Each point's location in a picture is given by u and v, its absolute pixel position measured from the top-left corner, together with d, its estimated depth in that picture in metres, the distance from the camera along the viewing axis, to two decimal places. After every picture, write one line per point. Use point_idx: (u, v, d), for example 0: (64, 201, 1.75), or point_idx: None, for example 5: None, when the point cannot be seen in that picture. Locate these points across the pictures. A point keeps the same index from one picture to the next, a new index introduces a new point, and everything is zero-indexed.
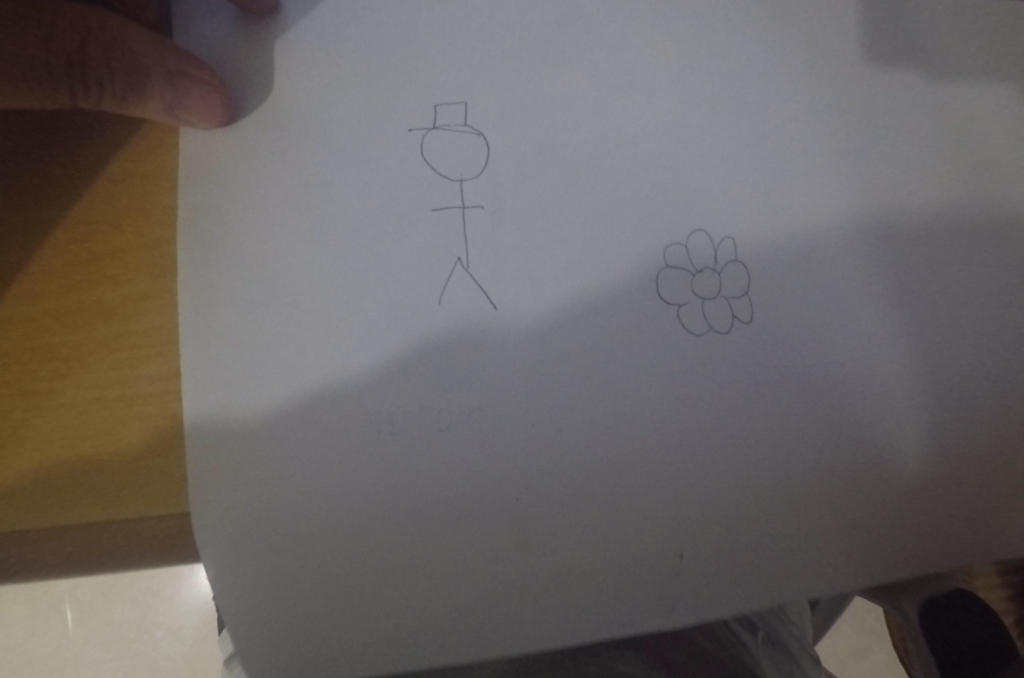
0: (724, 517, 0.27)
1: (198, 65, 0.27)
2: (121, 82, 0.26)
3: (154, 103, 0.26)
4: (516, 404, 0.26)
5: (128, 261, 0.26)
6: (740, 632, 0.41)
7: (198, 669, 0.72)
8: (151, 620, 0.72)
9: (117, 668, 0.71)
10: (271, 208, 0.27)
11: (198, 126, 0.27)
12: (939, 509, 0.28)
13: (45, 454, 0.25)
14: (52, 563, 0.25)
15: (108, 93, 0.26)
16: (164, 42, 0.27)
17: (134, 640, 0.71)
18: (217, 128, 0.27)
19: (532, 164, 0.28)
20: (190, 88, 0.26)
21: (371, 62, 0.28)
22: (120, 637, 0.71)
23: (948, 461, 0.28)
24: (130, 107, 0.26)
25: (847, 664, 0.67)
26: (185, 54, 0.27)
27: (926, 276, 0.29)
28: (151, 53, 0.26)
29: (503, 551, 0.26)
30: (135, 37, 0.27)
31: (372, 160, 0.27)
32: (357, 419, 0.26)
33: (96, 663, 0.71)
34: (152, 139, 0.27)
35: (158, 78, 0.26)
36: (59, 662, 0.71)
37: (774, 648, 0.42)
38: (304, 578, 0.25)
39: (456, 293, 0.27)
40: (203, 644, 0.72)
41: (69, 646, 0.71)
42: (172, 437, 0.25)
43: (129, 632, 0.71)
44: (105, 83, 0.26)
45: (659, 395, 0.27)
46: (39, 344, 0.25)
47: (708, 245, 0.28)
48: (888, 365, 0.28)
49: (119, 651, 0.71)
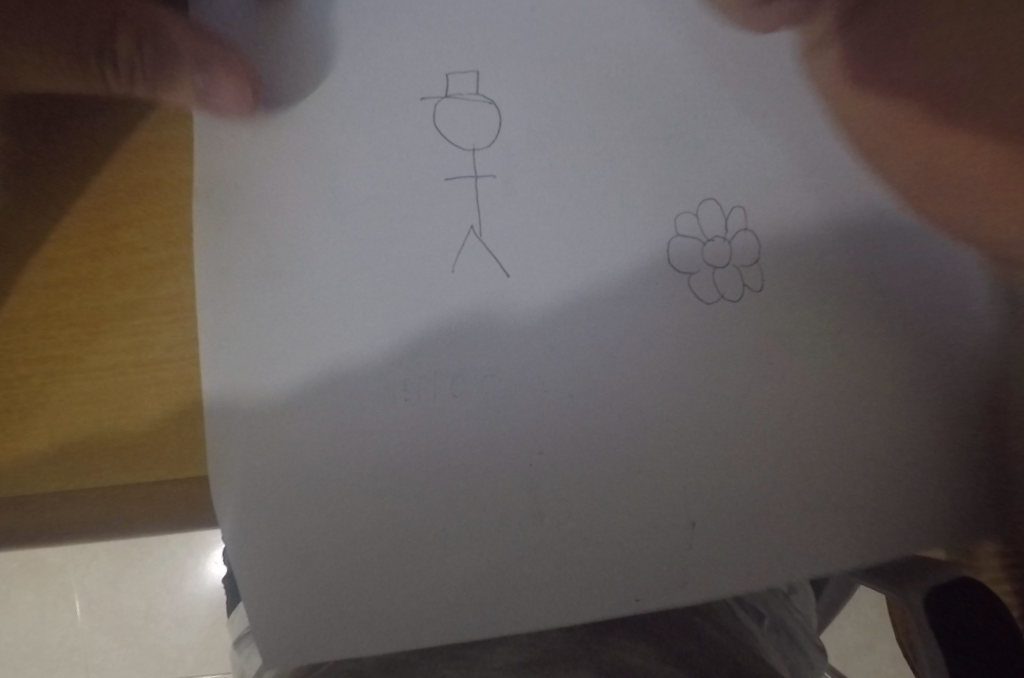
0: (734, 485, 0.27)
1: (230, 54, 0.28)
2: (156, 68, 0.26)
3: (187, 89, 0.27)
4: (528, 371, 0.26)
5: (145, 230, 0.26)
6: (745, 616, 0.41)
7: (206, 657, 0.72)
8: (157, 609, 0.72)
9: (125, 656, 0.72)
10: (285, 177, 0.27)
11: (226, 114, 0.27)
12: (944, 476, 0.28)
13: (64, 419, 0.25)
14: (74, 527, 0.25)
15: (141, 78, 0.27)
16: (198, 30, 0.28)
17: (142, 628, 0.72)
18: (247, 114, 0.27)
19: (544, 135, 0.28)
20: (222, 75, 0.27)
21: (384, 32, 0.28)
22: (127, 624, 0.72)
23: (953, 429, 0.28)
24: (162, 91, 0.27)
25: (849, 657, 0.68)
26: (219, 46, 0.28)
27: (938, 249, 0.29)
28: (186, 40, 0.27)
29: (515, 518, 0.26)
30: (172, 26, 0.27)
31: (385, 130, 0.27)
32: (372, 385, 0.26)
33: (104, 651, 0.72)
34: (171, 114, 0.27)
35: (192, 65, 0.27)
36: (67, 650, 0.72)
37: (779, 635, 0.43)
38: (318, 543, 0.26)
39: (469, 262, 0.27)
40: (209, 632, 0.73)
41: (77, 634, 0.72)
42: (190, 403, 0.26)
43: (136, 620, 0.72)
44: (138, 67, 0.26)
45: (670, 362, 0.27)
46: (57, 312, 0.26)
47: (718, 215, 0.28)
48: (895, 334, 0.28)
49: (126, 639, 0.72)
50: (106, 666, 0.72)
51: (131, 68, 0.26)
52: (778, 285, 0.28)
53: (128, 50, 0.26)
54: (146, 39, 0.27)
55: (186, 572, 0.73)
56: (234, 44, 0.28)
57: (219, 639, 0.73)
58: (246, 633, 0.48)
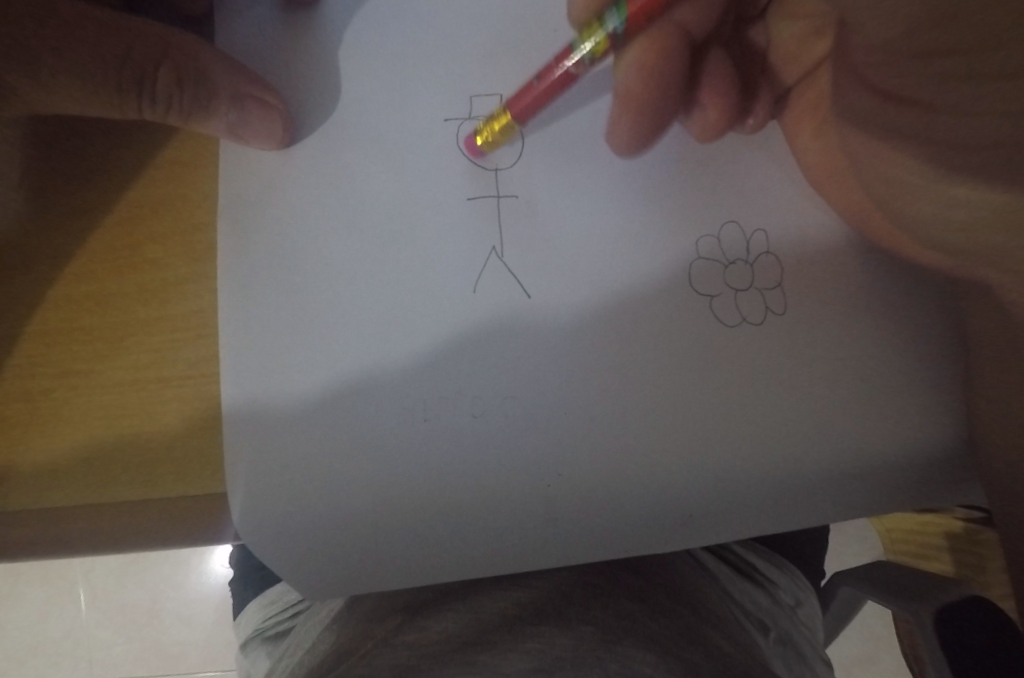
0: (752, 508, 0.27)
1: (259, 84, 0.27)
2: (188, 101, 0.25)
3: (217, 121, 0.26)
4: (547, 390, 0.26)
5: (167, 246, 0.27)
6: (753, 630, 0.41)
7: (207, 656, 0.73)
8: (161, 606, 0.73)
9: (129, 652, 0.72)
10: (310, 197, 0.27)
11: (254, 146, 0.27)
12: (954, 497, 0.28)
13: (84, 432, 0.25)
14: (88, 542, 0.25)
15: (172, 108, 0.25)
16: (227, 57, 0.27)
17: (146, 625, 0.73)
18: (276, 148, 0.27)
19: (566, 156, 0.28)
20: (252, 108, 0.26)
21: (410, 53, 0.28)
22: (132, 621, 0.73)
23: (966, 450, 0.28)
24: (193, 121, 0.26)
25: (853, 667, 0.67)
26: (251, 75, 0.27)
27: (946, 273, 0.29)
28: (218, 68, 0.26)
29: (531, 537, 0.26)
30: (199, 49, 0.26)
31: (410, 149, 0.28)
32: (393, 403, 0.26)
33: (108, 646, 0.73)
34: (197, 139, 0.28)
35: (224, 96, 0.26)
36: (72, 643, 0.73)
37: (786, 648, 0.42)
38: (334, 558, 0.26)
39: (490, 281, 0.27)
40: (213, 630, 0.73)
41: (82, 629, 0.73)
42: (209, 418, 0.26)
43: (141, 617, 0.73)
44: (170, 97, 0.25)
45: (689, 383, 0.27)
46: (80, 326, 0.26)
47: (740, 237, 0.28)
48: (910, 357, 0.29)
49: (130, 635, 0.73)
50: (111, 662, 0.72)
51: (160, 99, 0.25)
52: (797, 308, 0.28)
53: (156, 79, 0.24)
54: (174, 64, 0.25)
55: (192, 570, 0.73)
56: (261, 62, 0.28)
57: (220, 638, 0.73)
58: (253, 635, 0.48)
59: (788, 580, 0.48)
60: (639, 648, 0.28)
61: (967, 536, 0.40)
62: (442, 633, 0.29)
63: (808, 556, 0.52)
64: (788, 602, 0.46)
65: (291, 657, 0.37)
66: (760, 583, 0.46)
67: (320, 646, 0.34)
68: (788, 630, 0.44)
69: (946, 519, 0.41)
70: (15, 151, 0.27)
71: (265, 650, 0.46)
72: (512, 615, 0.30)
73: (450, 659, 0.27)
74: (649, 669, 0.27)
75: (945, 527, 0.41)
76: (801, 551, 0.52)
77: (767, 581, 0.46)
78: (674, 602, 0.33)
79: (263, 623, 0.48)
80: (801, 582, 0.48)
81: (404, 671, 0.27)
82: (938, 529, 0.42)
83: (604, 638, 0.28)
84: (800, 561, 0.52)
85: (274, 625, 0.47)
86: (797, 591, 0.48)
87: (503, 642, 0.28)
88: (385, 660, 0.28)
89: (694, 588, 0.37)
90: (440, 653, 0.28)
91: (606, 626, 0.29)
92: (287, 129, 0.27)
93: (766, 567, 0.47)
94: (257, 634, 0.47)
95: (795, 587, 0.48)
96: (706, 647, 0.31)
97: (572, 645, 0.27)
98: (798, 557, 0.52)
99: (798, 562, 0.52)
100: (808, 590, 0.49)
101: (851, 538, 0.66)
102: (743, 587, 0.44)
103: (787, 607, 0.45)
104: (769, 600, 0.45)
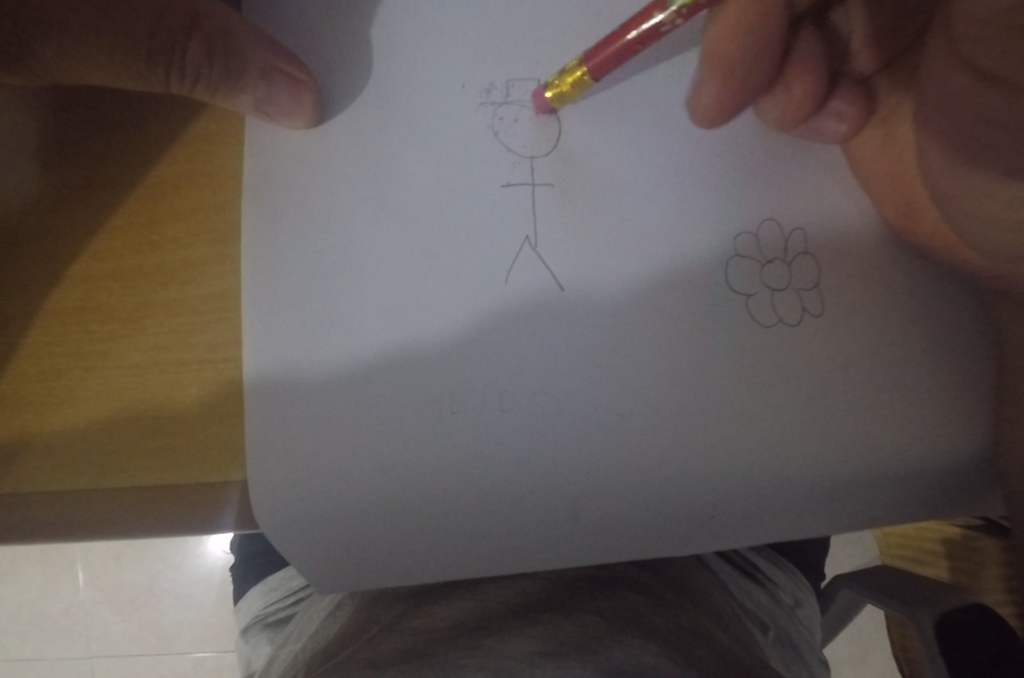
0: (778, 512, 0.26)
1: (290, 58, 0.26)
2: (216, 75, 0.24)
3: (246, 97, 0.25)
4: (576, 383, 0.26)
5: (189, 225, 0.26)
6: (759, 631, 0.41)
7: (201, 637, 0.72)
8: (159, 585, 0.72)
9: (126, 630, 0.72)
10: (339, 180, 0.26)
11: (284, 123, 0.26)
12: (984, 505, 0.28)
13: (99, 413, 0.25)
14: (97, 527, 0.24)
15: (201, 82, 0.24)
16: (261, 31, 0.26)
17: (142, 604, 0.72)
18: (307, 126, 0.26)
19: (603, 145, 0.28)
20: (282, 85, 0.25)
21: (446, 33, 0.28)
22: (131, 599, 0.72)
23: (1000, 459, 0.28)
24: (222, 97, 0.25)
25: (841, 666, 0.67)
26: (282, 50, 0.26)
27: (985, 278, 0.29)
28: (250, 42, 0.25)
29: (552, 533, 0.26)
30: (228, 20, 0.25)
31: (443, 132, 0.27)
32: (418, 392, 0.25)
33: (105, 623, 0.72)
34: (224, 115, 0.27)
35: (253, 70, 0.25)
36: (70, 620, 0.73)
37: (785, 648, 0.42)
38: (349, 549, 0.25)
39: (524, 273, 0.26)
40: (207, 613, 0.72)
41: (81, 606, 0.73)
42: (228, 403, 0.25)
43: (138, 596, 0.72)
44: (200, 70, 0.24)
45: (722, 383, 0.26)
46: (97, 304, 0.25)
47: (779, 235, 0.28)
48: (947, 362, 0.28)
49: (127, 613, 0.72)
50: (109, 639, 0.72)
51: (189, 73, 0.24)
52: (837, 309, 0.28)
53: (188, 49, 0.24)
54: (203, 36, 0.24)
55: (189, 549, 0.73)
56: (290, 39, 0.28)
57: (213, 620, 0.72)
58: (253, 622, 0.48)
59: (788, 579, 0.47)
60: (641, 639, 0.27)
61: (963, 543, 0.39)
62: (447, 620, 0.29)
63: (810, 557, 0.52)
64: (788, 603, 0.46)
65: (292, 645, 0.37)
66: (764, 583, 0.45)
67: (320, 635, 0.34)
68: (788, 629, 0.44)
69: (943, 526, 0.40)
70: (33, 121, 0.26)
71: (266, 636, 0.46)
72: (516, 604, 0.30)
73: (456, 645, 0.27)
74: (652, 659, 0.26)
75: (941, 534, 0.40)
76: (804, 553, 0.52)
77: (769, 580, 0.45)
78: (677, 597, 0.33)
79: (264, 610, 0.47)
80: (801, 582, 0.48)
81: (410, 654, 0.27)
82: (934, 534, 0.41)
83: (608, 627, 0.28)
84: (805, 564, 0.51)
85: (276, 613, 0.46)
86: (797, 591, 0.47)
87: (507, 628, 0.28)
88: (390, 645, 0.28)
89: (699, 584, 0.36)
90: (446, 639, 0.28)
91: (610, 617, 0.29)
92: (315, 110, 0.26)
93: (767, 566, 0.46)
94: (258, 621, 0.47)
95: (797, 588, 0.47)
96: (710, 643, 0.30)
97: (577, 632, 0.27)
98: (802, 559, 0.51)
99: (803, 566, 0.51)
100: (808, 591, 0.48)
101: (849, 539, 0.65)
102: (747, 587, 0.43)
103: (787, 607, 0.45)
104: (767, 597, 0.44)
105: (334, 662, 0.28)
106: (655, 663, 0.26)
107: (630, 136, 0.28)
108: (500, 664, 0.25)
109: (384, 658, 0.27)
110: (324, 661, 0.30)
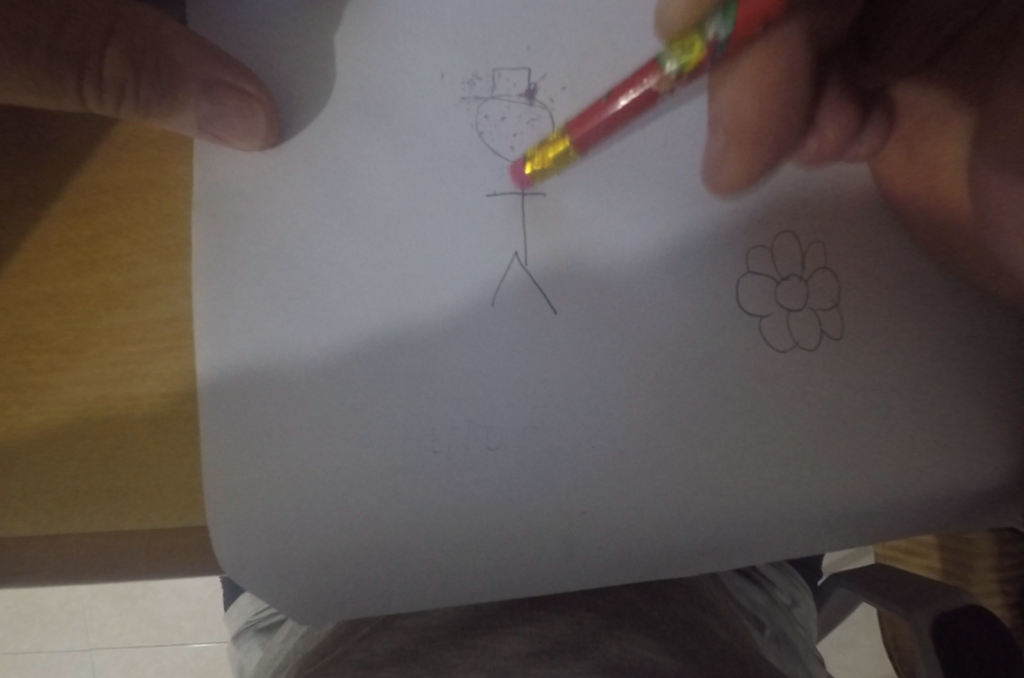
0: (792, 552, 0.24)
1: (238, 72, 0.23)
2: (148, 91, 0.22)
3: (186, 116, 0.22)
4: (574, 414, 0.24)
5: (133, 240, 0.23)
6: (754, 628, 0.38)
7: (200, 630, 0.70)
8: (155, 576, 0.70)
9: (124, 623, 0.71)
10: (306, 191, 0.24)
11: (235, 144, 0.23)
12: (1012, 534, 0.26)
13: (41, 453, 0.22)
14: (43, 574, 0.22)
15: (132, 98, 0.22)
16: (202, 42, 0.23)
17: (140, 596, 0.70)
18: (259, 150, 0.24)
19: (599, 149, 0.25)
20: (228, 100, 0.23)
21: (425, 22, 0.25)
22: (128, 591, 0.71)
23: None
24: (157, 117, 0.22)
25: (833, 654, 0.65)
26: (228, 61, 0.23)
27: (1000, 290, 0.26)
28: (189, 56, 0.23)
29: (546, 575, 0.23)
30: (164, 29, 0.22)
31: (420, 136, 0.24)
32: (399, 427, 0.23)
33: (104, 617, 0.71)
34: None
35: (193, 86, 0.22)
36: (67, 615, 0.71)
37: (781, 646, 0.39)
38: (325, 595, 0.23)
39: (512, 293, 0.24)
40: (203, 606, 0.70)
41: (77, 600, 0.71)
42: (183, 442, 0.22)
43: (135, 588, 0.71)
44: (131, 89, 0.21)
45: (731, 413, 0.24)
46: (35, 332, 0.23)
47: (795, 248, 0.25)
48: (974, 385, 0.26)
49: (125, 606, 0.71)
50: (108, 633, 0.71)
51: (112, 88, 0.21)
52: (855, 330, 0.25)
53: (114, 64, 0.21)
54: (129, 48, 0.21)
55: None
56: (252, 32, 0.25)
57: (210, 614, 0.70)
58: (245, 627, 0.45)
59: (786, 578, 0.44)
60: (637, 635, 0.26)
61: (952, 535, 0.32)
62: (441, 617, 0.27)
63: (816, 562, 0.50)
64: (783, 601, 0.43)
65: (277, 658, 0.34)
66: (759, 581, 0.42)
67: (302, 647, 0.31)
68: (784, 629, 0.41)
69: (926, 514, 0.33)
70: None
71: (257, 642, 0.42)
72: (511, 602, 0.28)
73: (448, 645, 0.25)
74: (648, 655, 0.24)
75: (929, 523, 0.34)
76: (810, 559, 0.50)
77: (767, 580, 0.43)
78: (679, 590, 0.31)
79: (257, 615, 0.44)
80: (798, 583, 0.45)
81: (402, 655, 0.24)
82: None
83: (603, 623, 0.26)
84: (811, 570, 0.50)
85: (267, 615, 0.44)
86: (793, 589, 0.44)
87: (502, 629, 0.26)
88: (383, 644, 0.25)
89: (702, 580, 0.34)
90: (438, 639, 0.26)
91: (605, 611, 0.27)
92: (269, 119, 0.23)
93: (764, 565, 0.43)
94: (251, 626, 0.44)
95: (793, 587, 0.44)
96: (710, 636, 0.28)
97: (573, 629, 0.25)
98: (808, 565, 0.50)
99: (807, 573, 0.49)
100: (805, 588, 0.45)
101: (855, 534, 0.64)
102: (743, 585, 0.40)
103: (783, 607, 0.42)
104: (766, 597, 0.41)
105: (321, 663, 0.26)
106: (653, 659, 0.24)
107: (632, 139, 0.25)
108: (492, 664, 0.23)
109: (375, 659, 0.24)
110: (310, 663, 0.27)
